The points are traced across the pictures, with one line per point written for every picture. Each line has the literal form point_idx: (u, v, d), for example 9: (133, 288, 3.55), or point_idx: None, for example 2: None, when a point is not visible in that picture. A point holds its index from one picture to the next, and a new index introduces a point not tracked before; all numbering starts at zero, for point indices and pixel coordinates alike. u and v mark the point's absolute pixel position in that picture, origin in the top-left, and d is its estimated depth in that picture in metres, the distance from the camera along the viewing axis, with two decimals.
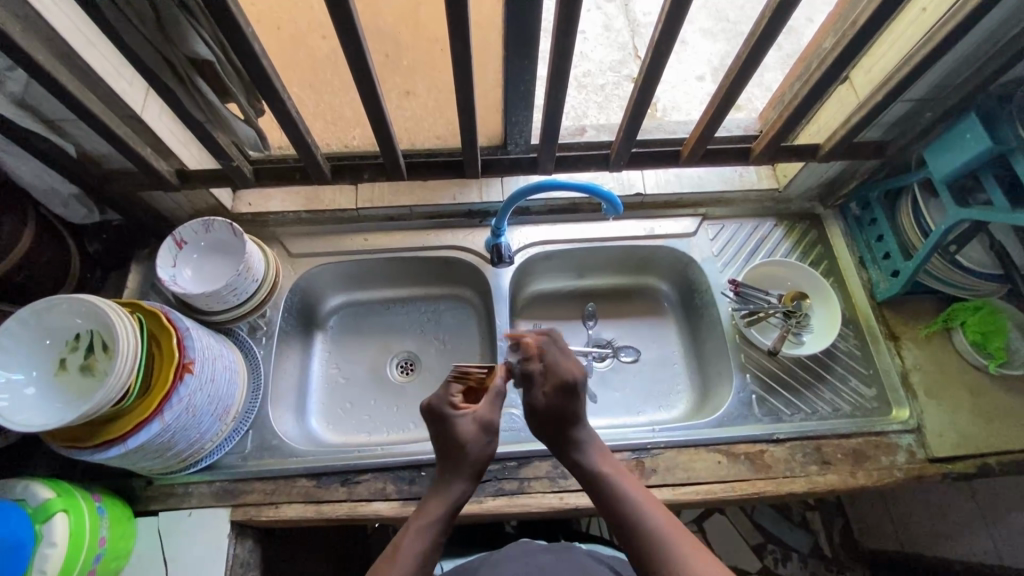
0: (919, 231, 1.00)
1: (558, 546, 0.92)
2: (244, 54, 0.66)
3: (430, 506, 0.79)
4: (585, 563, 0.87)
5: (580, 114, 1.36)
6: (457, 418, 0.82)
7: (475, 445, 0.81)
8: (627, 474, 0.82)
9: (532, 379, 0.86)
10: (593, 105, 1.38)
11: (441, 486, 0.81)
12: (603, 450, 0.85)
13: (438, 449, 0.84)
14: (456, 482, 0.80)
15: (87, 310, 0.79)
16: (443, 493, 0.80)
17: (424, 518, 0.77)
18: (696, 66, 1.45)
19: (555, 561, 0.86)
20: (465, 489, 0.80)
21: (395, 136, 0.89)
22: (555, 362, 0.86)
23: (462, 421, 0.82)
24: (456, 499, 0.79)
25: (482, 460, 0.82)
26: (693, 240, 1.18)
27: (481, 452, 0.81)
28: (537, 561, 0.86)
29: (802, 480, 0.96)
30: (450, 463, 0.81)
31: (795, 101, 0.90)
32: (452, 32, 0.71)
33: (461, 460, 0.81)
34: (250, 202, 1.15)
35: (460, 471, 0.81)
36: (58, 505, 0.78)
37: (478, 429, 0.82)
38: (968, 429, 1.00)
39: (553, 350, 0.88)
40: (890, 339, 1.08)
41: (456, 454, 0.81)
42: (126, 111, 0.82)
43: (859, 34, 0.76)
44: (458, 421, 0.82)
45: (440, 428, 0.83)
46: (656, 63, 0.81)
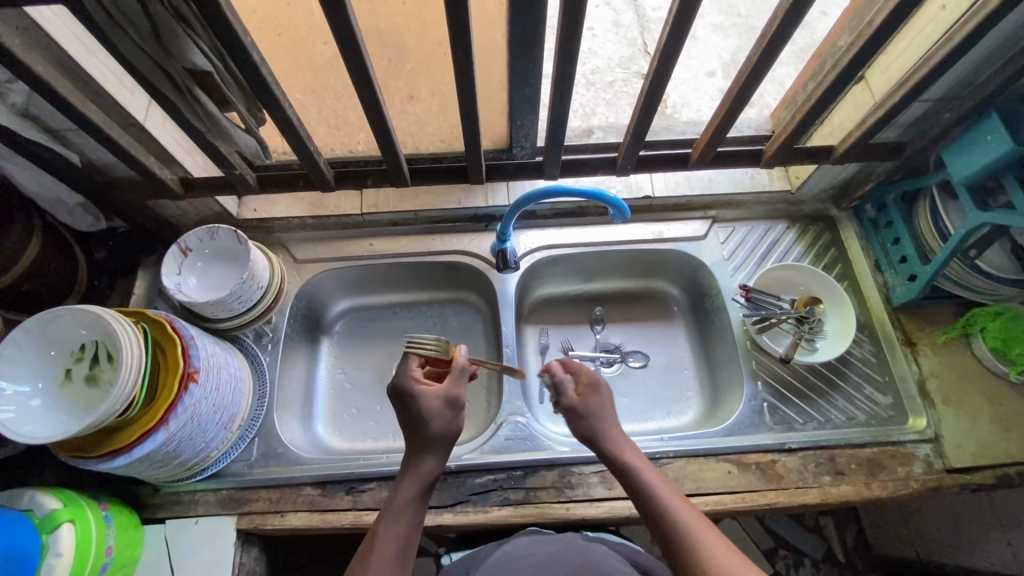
0: (938, 235, 0.97)
1: (563, 536, 0.89)
2: (246, 64, 0.65)
3: (406, 485, 0.78)
4: (592, 555, 0.84)
5: (589, 111, 1.34)
6: (421, 395, 0.81)
7: (441, 421, 0.80)
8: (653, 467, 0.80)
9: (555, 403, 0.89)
10: (602, 102, 1.35)
11: (414, 464, 0.80)
12: (630, 445, 0.82)
13: (406, 425, 0.82)
14: (427, 459, 0.80)
15: (91, 321, 0.79)
16: (416, 472, 0.79)
17: (399, 497, 0.77)
18: (707, 61, 1.42)
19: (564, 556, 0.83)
20: (436, 466, 0.80)
21: (397, 142, 0.88)
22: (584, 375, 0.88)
23: (426, 396, 0.81)
24: (429, 476, 0.79)
25: (450, 434, 0.81)
26: (702, 243, 1.16)
27: (446, 427, 0.80)
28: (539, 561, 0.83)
29: (815, 491, 0.94)
30: (420, 439, 0.80)
31: (810, 102, 0.88)
32: (454, 39, 0.70)
33: (429, 436, 0.80)
34: (255, 207, 1.14)
35: (430, 449, 0.80)
36: (65, 514, 0.79)
37: (444, 406, 0.81)
38: (986, 439, 0.97)
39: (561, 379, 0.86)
40: (907, 345, 1.05)
41: (424, 429, 0.80)
42: (128, 119, 0.82)
43: (875, 34, 0.73)
44: (421, 398, 0.81)
45: (408, 405, 0.81)
46: (664, 66, 0.79)
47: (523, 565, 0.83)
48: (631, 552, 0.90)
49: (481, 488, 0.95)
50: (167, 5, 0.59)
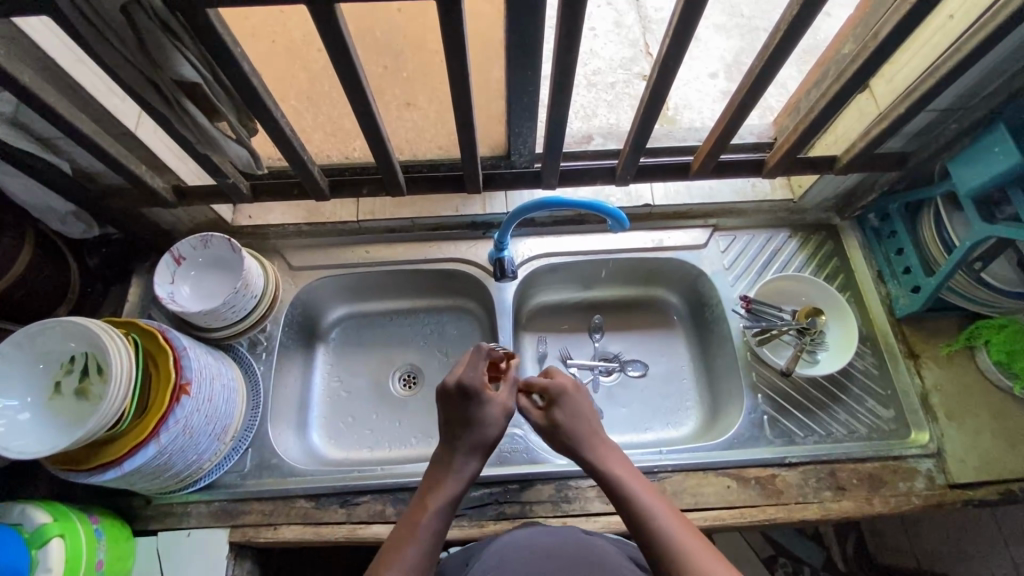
0: (942, 246, 0.96)
1: (565, 528, 0.83)
2: (236, 75, 0.64)
3: (447, 484, 0.77)
4: (597, 549, 0.77)
5: (589, 113, 1.32)
6: (485, 399, 0.82)
7: (495, 428, 0.82)
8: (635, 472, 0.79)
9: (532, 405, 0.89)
10: (603, 104, 1.33)
11: (458, 463, 0.79)
12: (609, 448, 0.81)
13: (460, 426, 0.81)
14: (471, 461, 0.80)
15: (80, 333, 0.78)
16: (458, 472, 0.78)
17: (440, 495, 0.76)
18: (709, 62, 1.40)
19: (564, 550, 0.76)
20: (475, 468, 0.80)
21: (392, 151, 0.87)
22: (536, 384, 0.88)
23: (490, 401, 0.83)
24: (469, 477, 0.79)
25: (496, 442, 0.83)
26: (703, 252, 1.14)
27: (500, 436, 0.82)
28: (542, 548, 0.76)
29: (815, 506, 0.93)
30: (469, 440, 0.80)
31: (813, 112, 0.86)
32: (449, 48, 0.68)
33: (480, 439, 0.81)
34: (250, 214, 1.13)
35: (476, 451, 0.80)
36: (55, 529, 0.78)
37: (501, 415, 0.83)
38: (989, 454, 0.96)
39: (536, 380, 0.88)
40: (910, 357, 1.04)
41: (480, 431, 0.81)
42: (119, 127, 0.80)
43: (880, 46, 0.71)
44: (486, 401, 0.82)
45: (470, 407, 0.81)
46: (665, 76, 0.78)
47: (523, 551, 0.76)
48: (631, 551, 0.84)
49: (476, 502, 0.93)
50: (153, 15, 0.58)
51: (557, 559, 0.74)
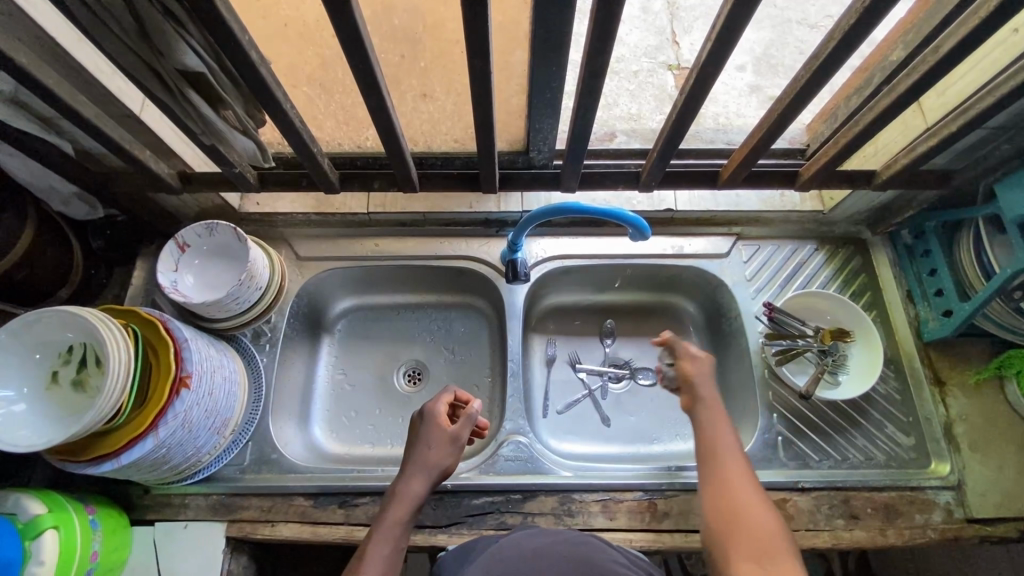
0: (980, 272, 0.90)
1: (557, 530, 0.80)
2: (242, 65, 0.60)
3: (394, 510, 0.78)
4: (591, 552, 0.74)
5: (611, 102, 1.24)
6: (432, 426, 0.85)
7: (440, 454, 0.83)
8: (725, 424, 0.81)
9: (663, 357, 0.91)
10: (625, 93, 1.26)
11: (403, 486, 0.80)
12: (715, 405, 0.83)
13: (411, 447, 0.85)
14: (415, 484, 0.81)
15: (78, 324, 0.76)
16: (404, 496, 0.80)
17: (387, 520, 0.78)
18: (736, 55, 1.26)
19: (563, 548, 0.75)
20: (421, 492, 0.80)
21: (404, 143, 0.83)
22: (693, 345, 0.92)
23: (436, 427, 0.85)
24: (415, 501, 0.79)
25: (442, 469, 0.83)
26: (724, 261, 1.09)
27: (448, 464, 0.83)
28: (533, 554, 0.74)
29: (827, 535, 0.90)
30: (415, 464, 0.82)
31: (856, 125, 0.80)
32: (471, 41, 0.64)
33: (424, 463, 0.82)
34: (258, 201, 1.10)
35: (420, 473, 0.81)
36: (48, 521, 0.77)
37: (447, 443, 0.84)
38: (1012, 489, 0.92)
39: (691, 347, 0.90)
40: (935, 384, 1.00)
41: (425, 455, 0.83)
42: (122, 111, 0.77)
43: (940, 61, 0.65)
44: (433, 428, 0.84)
45: (420, 432, 0.85)
46: (701, 83, 0.72)
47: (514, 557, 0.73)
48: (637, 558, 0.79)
49: (477, 510, 0.92)
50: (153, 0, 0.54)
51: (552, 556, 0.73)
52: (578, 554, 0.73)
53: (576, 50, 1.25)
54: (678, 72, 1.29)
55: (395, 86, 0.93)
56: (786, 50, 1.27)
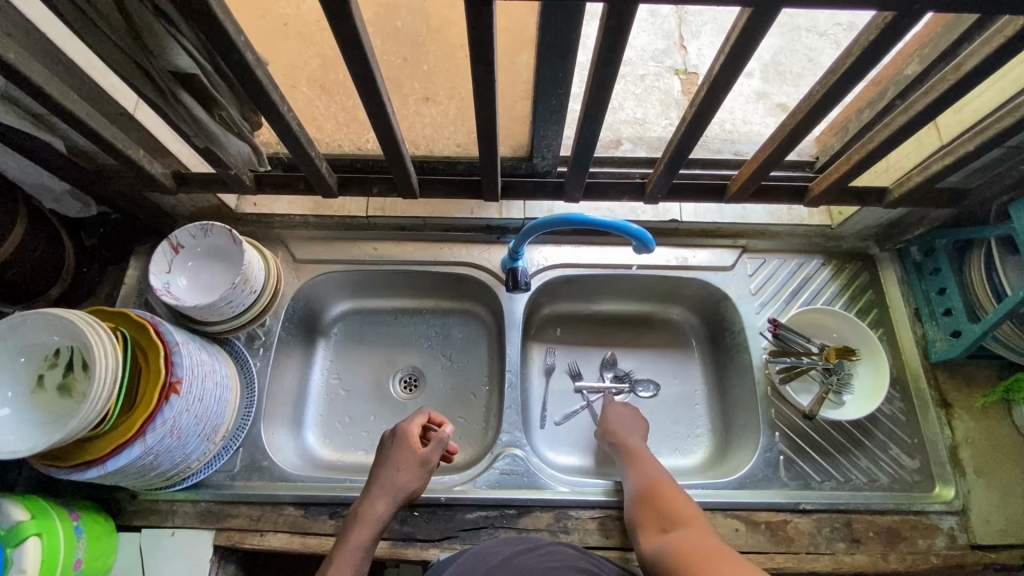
0: (991, 293, 0.88)
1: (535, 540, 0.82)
2: (239, 67, 0.58)
3: (357, 532, 0.81)
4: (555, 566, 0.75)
5: (616, 106, 1.21)
6: (401, 448, 0.88)
7: (406, 476, 0.86)
8: (659, 468, 0.90)
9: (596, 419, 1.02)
10: (631, 98, 1.23)
11: (367, 508, 0.84)
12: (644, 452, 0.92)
13: (378, 468, 0.88)
14: (379, 505, 0.84)
15: (65, 327, 0.74)
16: (368, 517, 0.83)
17: (350, 541, 0.81)
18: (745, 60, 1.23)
19: (529, 563, 0.76)
20: (384, 513, 0.83)
21: (404, 146, 0.81)
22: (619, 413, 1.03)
23: (406, 450, 0.88)
24: (378, 522, 0.82)
25: (408, 493, 0.86)
26: (729, 274, 1.07)
27: (414, 486, 0.86)
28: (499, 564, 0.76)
29: (827, 558, 0.88)
30: (381, 485, 0.85)
31: (870, 142, 0.78)
32: (477, 47, 0.62)
33: (390, 484, 0.85)
34: (255, 201, 1.08)
35: (385, 495, 0.84)
36: (32, 528, 0.75)
37: (416, 466, 0.87)
38: (1017, 516, 0.91)
39: (617, 407, 1.02)
40: (941, 406, 0.98)
41: (391, 477, 0.86)
42: (115, 109, 0.75)
43: (961, 80, 0.63)
44: (403, 450, 0.88)
45: (389, 454, 0.88)
46: (712, 95, 0.70)
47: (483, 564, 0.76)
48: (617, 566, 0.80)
49: (471, 525, 0.90)
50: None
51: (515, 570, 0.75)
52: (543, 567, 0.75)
53: (581, 52, 1.22)
54: (685, 77, 1.26)
55: (397, 89, 0.90)
56: (794, 57, 1.23)
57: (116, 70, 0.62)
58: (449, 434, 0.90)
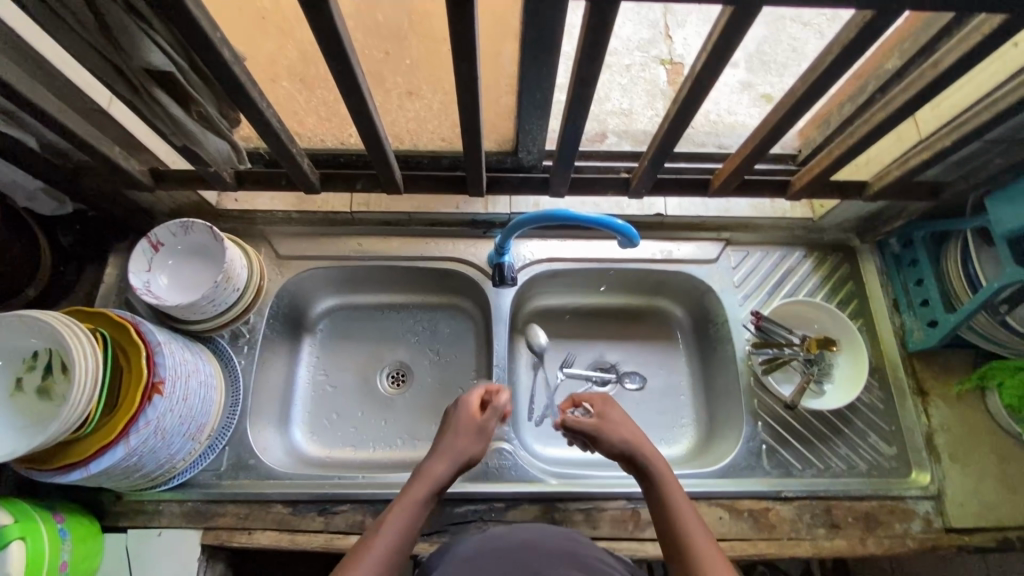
0: (967, 283, 0.90)
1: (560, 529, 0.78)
2: (216, 64, 0.57)
3: (417, 485, 0.77)
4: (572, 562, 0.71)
5: (603, 96, 1.21)
6: (461, 413, 0.87)
7: (468, 441, 0.84)
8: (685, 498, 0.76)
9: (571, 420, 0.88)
10: (617, 88, 1.23)
11: (428, 466, 0.80)
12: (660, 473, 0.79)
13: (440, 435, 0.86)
14: (439, 464, 0.80)
15: (43, 330, 0.73)
16: (427, 473, 0.79)
17: (409, 493, 0.76)
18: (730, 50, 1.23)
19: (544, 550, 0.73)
20: (444, 473, 0.80)
21: (387, 141, 0.80)
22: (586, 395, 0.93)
23: (465, 416, 0.86)
24: (438, 480, 0.79)
25: (468, 458, 0.83)
26: (713, 267, 1.08)
27: (472, 449, 0.84)
28: (517, 547, 0.73)
29: (808, 544, 0.90)
30: (441, 446, 0.83)
31: (850, 137, 0.80)
32: (459, 44, 0.61)
33: (449, 447, 0.82)
34: (237, 197, 1.07)
35: (445, 455, 0.81)
36: (15, 532, 0.74)
37: (475, 430, 0.85)
38: (990, 499, 0.94)
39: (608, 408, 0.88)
40: (918, 394, 1.00)
41: (451, 439, 0.84)
42: (89, 105, 0.73)
43: (938, 77, 0.65)
44: (463, 414, 0.86)
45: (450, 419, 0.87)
46: (697, 90, 0.70)
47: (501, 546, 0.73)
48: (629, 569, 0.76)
49: (459, 518, 0.90)
50: None
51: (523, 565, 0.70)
52: (560, 557, 0.72)
53: (568, 41, 1.21)
54: (671, 68, 1.26)
55: (379, 84, 0.89)
56: (779, 47, 1.23)
57: (87, 68, 0.61)
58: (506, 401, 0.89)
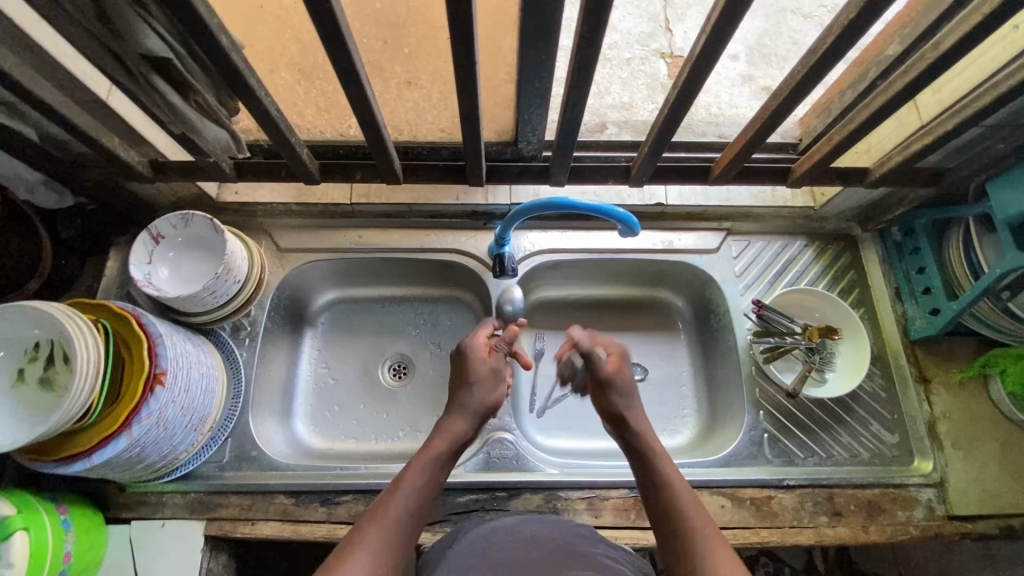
0: (968, 271, 0.90)
1: (569, 523, 0.76)
2: (213, 50, 0.57)
3: (437, 441, 0.76)
4: (582, 552, 0.69)
5: (603, 90, 1.20)
6: (474, 357, 0.86)
7: (488, 387, 0.84)
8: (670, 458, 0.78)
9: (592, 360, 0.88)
10: (617, 81, 1.22)
11: (446, 423, 0.79)
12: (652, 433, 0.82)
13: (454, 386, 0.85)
14: (458, 421, 0.79)
15: (45, 320, 0.73)
16: (448, 430, 0.78)
17: (430, 448, 0.75)
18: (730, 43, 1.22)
19: (553, 539, 0.71)
20: (464, 429, 0.79)
21: (387, 130, 0.80)
22: (598, 338, 0.93)
23: (477, 360, 0.86)
24: (459, 437, 0.77)
25: (487, 406, 0.83)
26: (714, 257, 1.08)
27: (487, 395, 0.83)
28: (527, 537, 0.71)
29: (810, 532, 0.90)
30: (460, 403, 0.81)
31: (851, 123, 0.79)
32: (457, 30, 0.61)
33: (465, 403, 0.81)
34: (236, 189, 1.07)
35: (463, 411, 0.80)
36: (18, 522, 0.75)
37: (490, 372, 0.85)
38: (993, 487, 0.93)
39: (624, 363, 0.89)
40: (920, 382, 1.00)
41: (469, 388, 0.83)
42: (88, 96, 0.73)
43: (939, 59, 0.64)
44: (475, 361, 0.86)
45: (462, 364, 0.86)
46: (696, 75, 0.70)
47: (508, 538, 0.71)
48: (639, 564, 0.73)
49: (461, 508, 0.91)
50: None
51: (529, 556, 0.67)
52: (569, 547, 0.70)
53: (567, 35, 1.21)
54: (671, 61, 1.25)
55: (379, 74, 0.88)
56: (779, 39, 1.23)
57: (85, 55, 0.61)
58: (515, 337, 0.91)
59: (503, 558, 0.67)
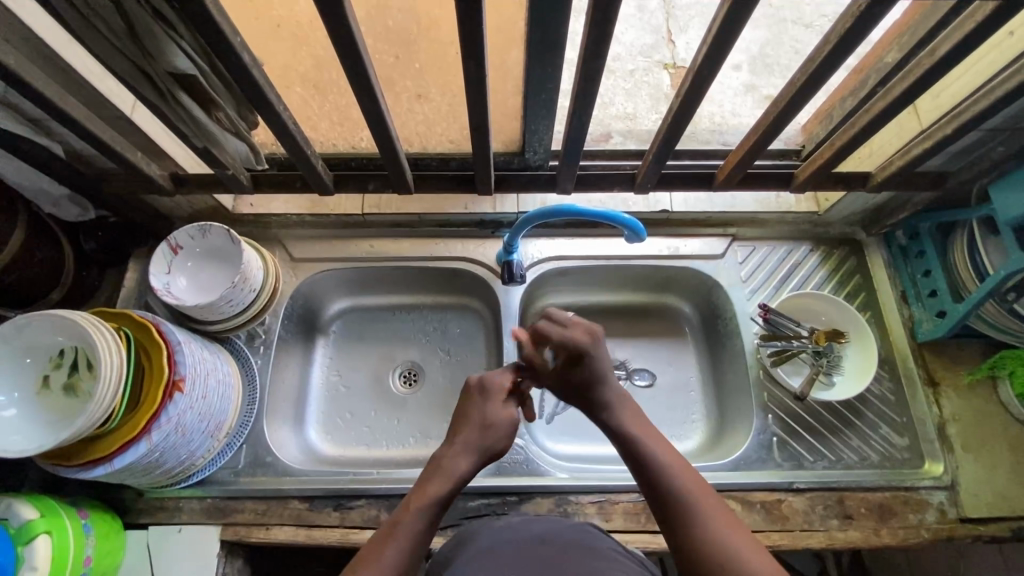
0: (974, 273, 0.91)
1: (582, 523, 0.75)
2: (235, 66, 0.60)
3: (432, 484, 0.71)
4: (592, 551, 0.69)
5: (607, 101, 1.23)
6: (492, 400, 0.80)
7: (497, 430, 0.78)
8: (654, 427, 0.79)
9: (537, 364, 0.85)
10: (621, 92, 1.25)
11: (445, 461, 0.74)
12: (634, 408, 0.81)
13: (462, 421, 0.79)
14: (459, 460, 0.74)
15: (70, 329, 0.76)
16: (446, 470, 0.73)
17: (426, 491, 0.71)
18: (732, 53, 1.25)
19: (563, 538, 0.71)
20: (465, 469, 0.74)
21: (399, 142, 0.83)
22: (556, 338, 0.83)
23: (494, 408, 0.79)
24: (456, 478, 0.73)
25: (490, 453, 0.77)
26: (720, 263, 1.09)
27: (498, 443, 0.78)
28: (537, 535, 0.71)
29: (821, 535, 0.91)
30: (464, 440, 0.76)
31: (852, 128, 0.81)
32: (467, 43, 0.64)
33: (469, 442, 0.76)
34: (252, 202, 1.11)
35: (466, 449, 0.75)
36: (41, 526, 0.77)
37: (507, 419, 0.79)
38: (1005, 489, 0.93)
39: (551, 326, 0.84)
40: (929, 385, 1.00)
41: (479, 431, 0.77)
42: (113, 112, 0.77)
43: (935, 65, 0.66)
44: (493, 407, 0.79)
45: (480, 404, 0.80)
46: (698, 85, 0.72)
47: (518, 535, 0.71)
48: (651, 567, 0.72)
49: (473, 512, 0.91)
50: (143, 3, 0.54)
51: (546, 556, 0.67)
52: (581, 546, 0.70)
53: (572, 48, 1.24)
54: (673, 71, 1.27)
55: (390, 88, 0.91)
56: (781, 48, 1.25)
57: (114, 73, 0.64)
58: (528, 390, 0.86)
59: (512, 556, 0.67)
